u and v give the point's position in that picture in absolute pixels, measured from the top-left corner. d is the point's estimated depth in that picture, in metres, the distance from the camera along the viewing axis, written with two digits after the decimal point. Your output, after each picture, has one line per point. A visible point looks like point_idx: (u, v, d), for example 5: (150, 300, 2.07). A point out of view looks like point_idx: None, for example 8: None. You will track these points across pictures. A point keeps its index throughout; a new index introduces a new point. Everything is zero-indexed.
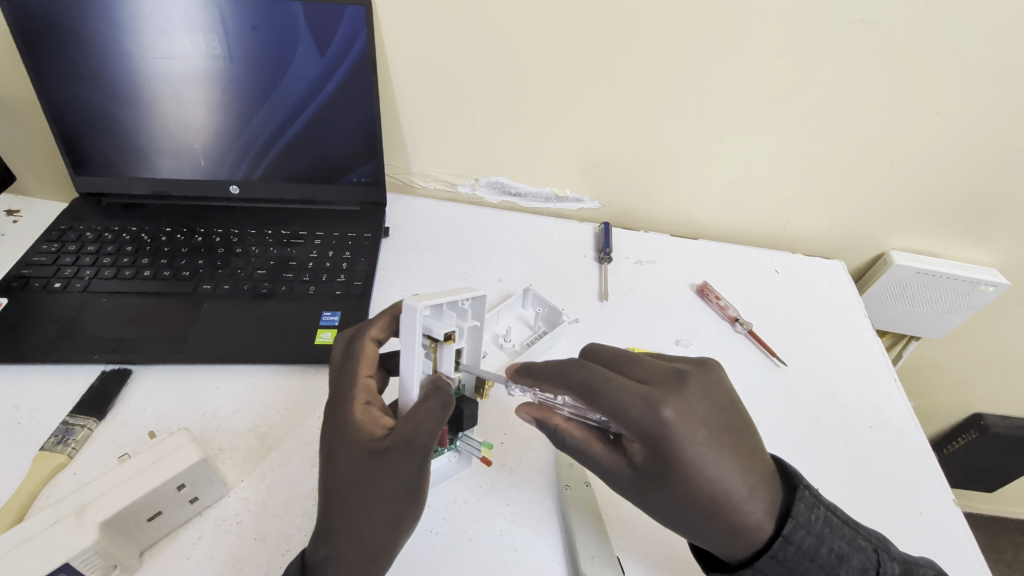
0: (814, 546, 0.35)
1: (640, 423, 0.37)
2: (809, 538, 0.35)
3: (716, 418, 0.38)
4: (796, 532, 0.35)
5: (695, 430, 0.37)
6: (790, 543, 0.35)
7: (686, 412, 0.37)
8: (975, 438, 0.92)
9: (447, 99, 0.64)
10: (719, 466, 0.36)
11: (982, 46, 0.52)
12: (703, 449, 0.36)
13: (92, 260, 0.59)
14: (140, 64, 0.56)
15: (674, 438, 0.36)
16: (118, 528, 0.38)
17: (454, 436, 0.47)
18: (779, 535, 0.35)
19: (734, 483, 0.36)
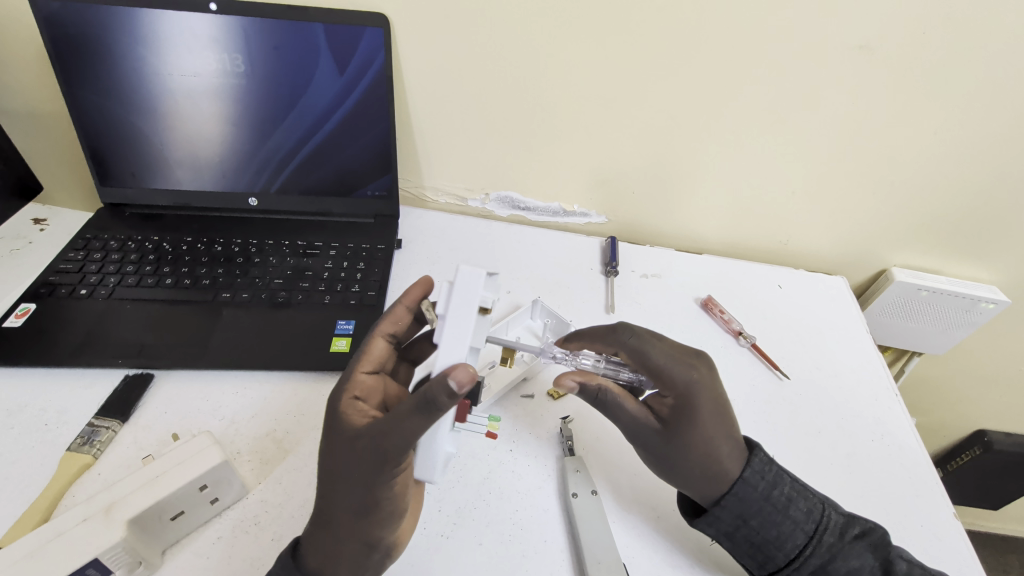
0: (768, 488, 0.44)
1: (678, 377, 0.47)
2: (763, 482, 0.44)
3: (719, 391, 0.48)
4: (753, 476, 0.44)
5: (712, 392, 0.47)
6: (749, 483, 0.44)
7: (707, 377, 0.47)
8: (979, 455, 0.92)
9: (460, 117, 0.66)
10: (721, 422, 0.46)
11: (978, 71, 0.54)
12: (715, 406, 0.46)
13: (116, 268, 0.61)
14: (167, 82, 0.59)
15: (697, 394, 0.46)
16: (143, 526, 0.40)
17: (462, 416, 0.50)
18: (741, 477, 0.44)
19: (726, 435, 0.46)
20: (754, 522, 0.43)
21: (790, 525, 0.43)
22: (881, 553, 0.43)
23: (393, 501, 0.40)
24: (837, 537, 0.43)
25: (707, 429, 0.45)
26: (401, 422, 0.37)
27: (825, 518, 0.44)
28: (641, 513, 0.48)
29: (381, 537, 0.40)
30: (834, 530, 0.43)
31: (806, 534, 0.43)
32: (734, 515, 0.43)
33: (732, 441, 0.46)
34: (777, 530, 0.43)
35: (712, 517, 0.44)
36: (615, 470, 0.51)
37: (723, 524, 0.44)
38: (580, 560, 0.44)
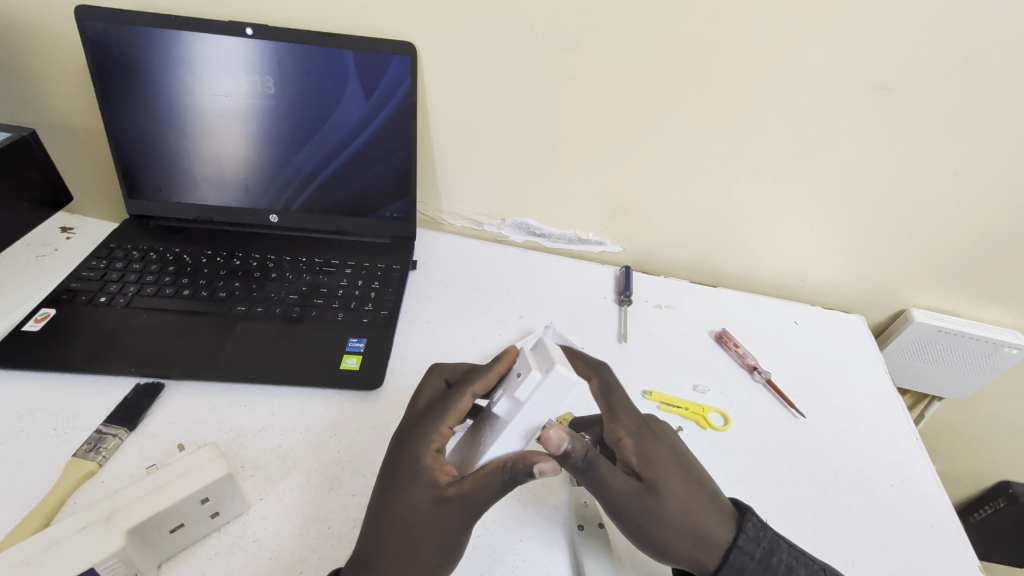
0: (764, 555, 0.42)
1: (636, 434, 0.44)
2: (759, 549, 0.42)
3: (678, 454, 0.46)
4: (748, 544, 0.42)
5: (665, 446, 0.45)
6: (744, 552, 0.42)
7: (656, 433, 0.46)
8: (1003, 507, 0.88)
9: (480, 144, 0.68)
10: (688, 478, 0.44)
11: (998, 115, 0.54)
12: (675, 461, 0.45)
13: (136, 278, 0.62)
14: (201, 101, 0.61)
15: (656, 450, 0.44)
16: (142, 537, 0.39)
17: None
18: (735, 545, 0.42)
19: (699, 491, 0.44)
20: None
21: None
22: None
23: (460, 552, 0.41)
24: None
25: (679, 489, 0.43)
26: (493, 485, 0.39)
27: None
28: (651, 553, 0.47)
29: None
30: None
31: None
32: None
33: (713, 502, 0.44)
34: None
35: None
36: None
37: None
38: None
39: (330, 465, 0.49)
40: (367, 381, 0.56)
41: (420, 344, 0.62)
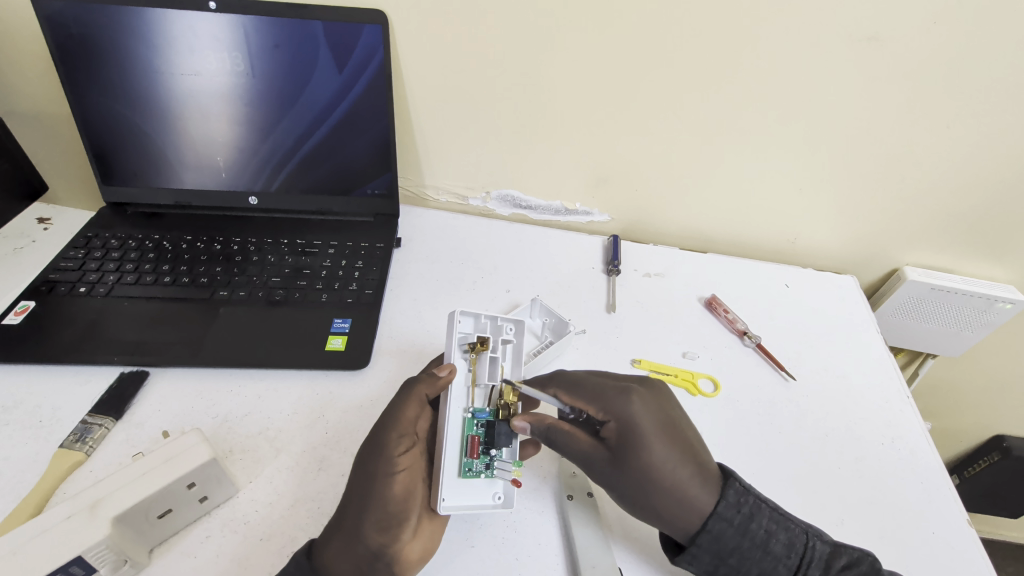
0: (743, 521, 0.42)
1: (616, 401, 0.46)
2: (739, 515, 0.42)
3: (664, 421, 0.46)
4: (728, 511, 0.42)
5: (652, 415, 0.46)
6: (723, 518, 0.42)
7: (647, 403, 0.47)
8: (997, 461, 0.89)
9: (460, 116, 0.66)
10: (670, 447, 0.44)
11: (994, 62, 0.52)
12: (658, 429, 0.45)
13: (115, 266, 0.61)
14: (168, 81, 0.59)
15: (635, 419, 0.45)
16: (129, 524, 0.39)
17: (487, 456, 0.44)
18: (714, 512, 0.42)
19: (681, 461, 0.44)
20: (732, 560, 0.42)
21: (771, 561, 0.41)
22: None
23: (389, 500, 0.41)
24: (822, 571, 0.41)
25: (656, 458, 0.43)
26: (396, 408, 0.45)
27: (808, 551, 0.42)
28: None
29: (381, 544, 0.40)
30: (819, 563, 0.41)
31: (788, 569, 0.41)
32: (712, 553, 0.42)
33: (699, 474, 0.43)
34: (758, 568, 0.41)
35: (691, 555, 0.42)
36: None
37: (702, 562, 0.42)
38: (574, 563, 0.43)
39: (318, 445, 0.49)
40: (353, 361, 0.55)
41: (405, 322, 0.62)
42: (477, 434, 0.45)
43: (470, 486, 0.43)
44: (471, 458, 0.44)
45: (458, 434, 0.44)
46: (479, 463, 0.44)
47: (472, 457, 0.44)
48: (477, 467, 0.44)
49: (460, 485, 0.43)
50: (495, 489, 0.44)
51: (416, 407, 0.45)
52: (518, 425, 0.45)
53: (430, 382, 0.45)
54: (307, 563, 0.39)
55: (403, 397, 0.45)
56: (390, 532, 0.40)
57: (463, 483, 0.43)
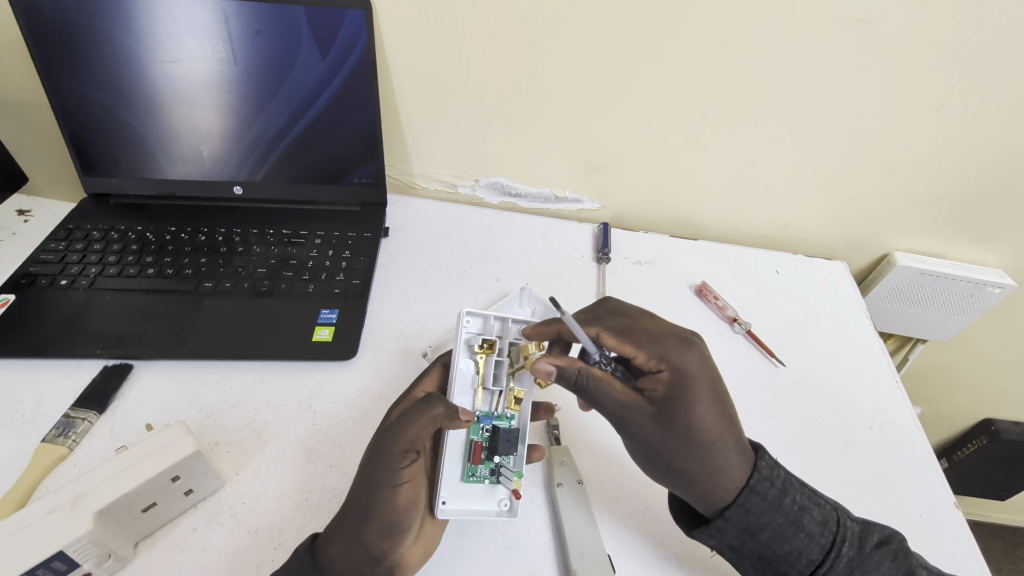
0: (777, 496, 0.41)
1: (674, 355, 0.42)
2: (773, 490, 0.41)
3: (718, 382, 0.42)
4: (761, 484, 0.41)
5: (707, 376, 0.42)
6: (756, 492, 0.41)
7: (704, 360, 0.42)
8: (986, 444, 0.90)
9: (447, 102, 0.65)
10: (717, 414, 0.41)
11: (983, 44, 0.51)
12: (712, 390, 0.42)
13: (97, 258, 0.60)
14: (148, 68, 0.57)
15: (694, 378, 0.41)
16: (113, 518, 0.39)
17: (489, 459, 0.44)
18: (748, 486, 0.41)
19: (726, 429, 0.41)
20: (762, 535, 0.40)
21: (804, 539, 0.41)
22: (903, 565, 0.40)
23: (391, 511, 0.39)
24: (856, 550, 0.40)
25: (703, 424, 0.41)
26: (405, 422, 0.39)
27: (841, 528, 0.41)
28: (634, 503, 0.47)
29: (383, 552, 0.39)
30: (853, 542, 0.41)
31: (822, 548, 0.40)
32: (740, 528, 0.41)
33: (738, 446, 0.42)
34: (790, 545, 0.40)
35: (714, 529, 0.41)
36: (601, 457, 0.50)
37: (727, 537, 0.41)
38: (564, 552, 0.43)
39: (305, 437, 0.49)
40: (340, 352, 0.55)
41: (394, 312, 0.61)
42: (481, 439, 0.44)
43: (474, 490, 0.44)
44: (475, 463, 0.44)
45: (461, 437, 0.44)
46: (483, 469, 0.44)
47: (475, 463, 0.44)
48: (481, 472, 0.44)
49: (463, 489, 0.43)
50: (501, 495, 0.44)
51: (425, 429, 0.39)
52: (541, 368, 0.42)
53: (449, 407, 0.40)
54: (311, 560, 0.38)
55: (417, 413, 0.39)
56: (391, 539, 0.39)
57: (466, 487, 0.44)
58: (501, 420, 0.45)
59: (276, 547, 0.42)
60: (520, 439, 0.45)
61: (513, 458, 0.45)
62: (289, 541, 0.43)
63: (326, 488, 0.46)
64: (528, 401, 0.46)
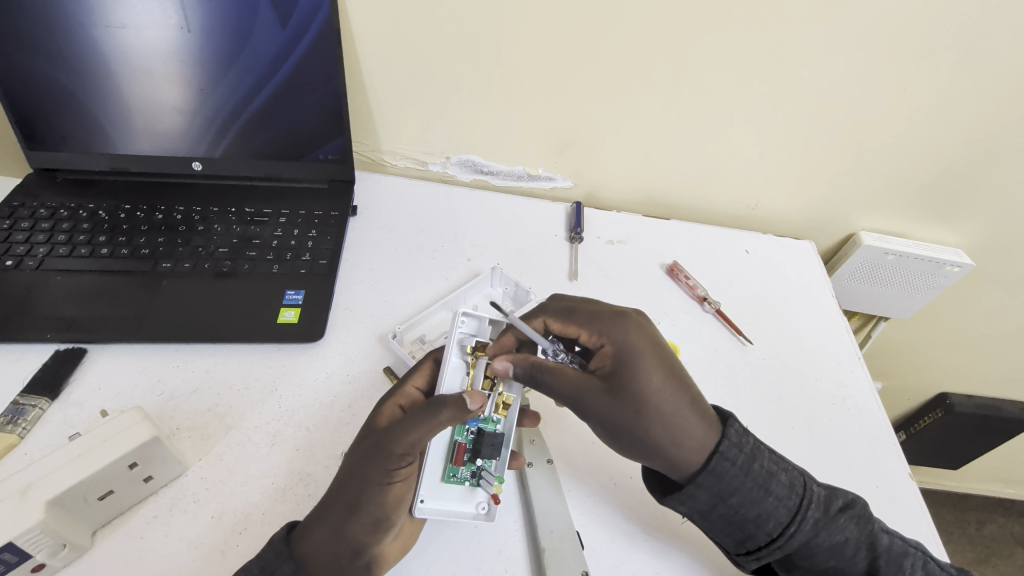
0: (747, 461, 0.42)
1: (612, 329, 0.44)
2: (741, 456, 0.42)
3: (664, 352, 0.44)
4: (731, 450, 0.42)
5: (647, 343, 0.44)
6: (726, 457, 0.42)
7: (640, 329, 0.45)
8: (940, 417, 0.93)
9: (415, 76, 0.62)
10: (666, 376, 0.43)
11: (950, 24, 0.52)
12: (657, 358, 0.43)
13: (46, 238, 0.57)
14: (92, 33, 0.53)
15: (635, 347, 0.43)
16: (67, 508, 0.37)
17: (472, 462, 0.43)
18: (717, 452, 0.42)
19: (679, 394, 0.42)
20: (733, 501, 0.41)
21: (772, 502, 0.41)
22: (866, 528, 0.42)
23: (382, 507, 0.38)
24: (822, 513, 0.42)
25: (655, 387, 0.42)
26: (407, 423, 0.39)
27: (807, 492, 0.42)
28: (602, 480, 0.47)
29: (365, 546, 0.38)
30: (819, 505, 0.42)
31: (789, 511, 0.41)
32: (711, 493, 0.41)
33: (696, 408, 0.42)
34: (759, 509, 0.41)
35: (686, 496, 0.41)
36: (572, 435, 0.50)
37: (698, 503, 0.41)
38: (533, 530, 0.44)
39: (270, 421, 0.48)
40: (306, 333, 0.53)
41: (362, 293, 0.60)
42: (465, 441, 0.43)
43: (454, 491, 0.43)
44: (456, 465, 0.43)
45: (446, 437, 0.43)
46: (464, 470, 0.43)
47: (456, 464, 0.43)
48: (462, 474, 0.43)
49: (442, 489, 0.42)
50: (480, 497, 0.43)
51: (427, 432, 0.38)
52: (496, 369, 0.42)
53: (458, 412, 0.38)
54: (286, 549, 0.38)
55: (424, 415, 0.38)
56: (375, 536, 0.38)
57: (445, 488, 0.43)
58: (487, 423, 0.44)
59: (241, 531, 0.42)
60: (505, 446, 0.43)
61: (496, 463, 0.43)
62: (254, 526, 0.42)
63: (291, 472, 0.45)
64: (517, 406, 0.45)
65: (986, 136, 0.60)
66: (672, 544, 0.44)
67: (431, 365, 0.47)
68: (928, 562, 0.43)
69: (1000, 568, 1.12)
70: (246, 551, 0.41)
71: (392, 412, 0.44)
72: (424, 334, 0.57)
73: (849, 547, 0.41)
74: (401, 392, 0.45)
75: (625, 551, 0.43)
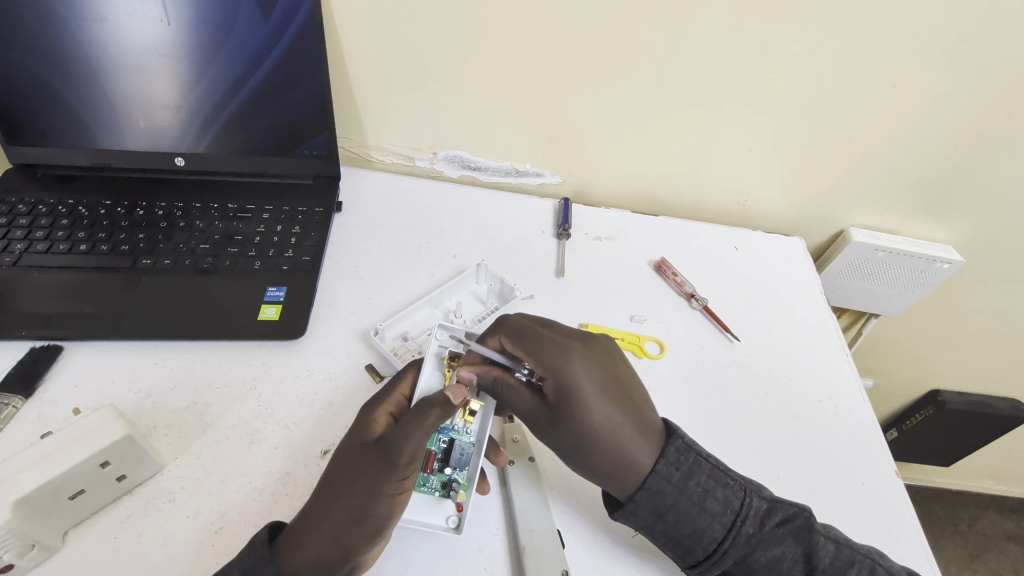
0: (682, 479, 0.41)
1: (552, 361, 0.43)
2: (677, 473, 0.41)
3: (609, 379, 0.43)
4: (665, 468, 0.41)
5: (593, 376, 0.43)
6: (661, 476, 0.41)
7: (590, 361, 0.43)
8: (932, 414, 0.93)
9: (401, 70, 0.62)
10: (614, 407, 0.42)
11: (940, 17, 0.51)
12: (600, 388, 0.42)
13: (24, 234, 0.56)
14: (70, 26, 0.52)
15: (576, 380, 0.42)
16: (36, 507, 0.37)
17: (442, 471, 0.43)
18: (655, 471, 0.41)
19: (621, 423, 0.42)
20: (670, 517, 0.40)
21: (707, 518, 0.41)
22: (804, 540, 0.41)
23: (383, 516, 0.38)
24: (757, 528, 0.41)
25: (602, 420, 0.42)
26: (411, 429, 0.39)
27: (744, 507, 0.41)
28: (584, 478, 0.47)
29: (356, 554, 0.38)
30: (755, 520, 0.41)
31: (724, 526, 0.41)
32: (650, 510, 0.41)
33: (640, 433, 0.42)
34: (694, 525, 0.40)
35: (628, 513, 0.41)
36: None
37: (640, 519, 0.41)
38: (513, 528, 0.43)
39: (250, 419, 0.47)
40: (289, 331, 0.53)
41: (345, 290, 0.59)
42: (436, 448, 0.43)
43: (423, 501, 0.43)
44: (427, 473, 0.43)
45: None
46: (435, 480, 0.43)
47: (426, 472, 0.43)
48: (432, 484, 0.43)
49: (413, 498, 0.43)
50: (448, 510, 0.42)
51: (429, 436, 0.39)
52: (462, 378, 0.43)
53: (444, 410, 0.39)
54: (267, 554, 0.37)
55: (415, 421, 0.39)
56: (370, 544, 0.38)
57: (415, 497, 0.43)
58: (458, 432, 0.44)
59: (216, 531, 0.41)
60: (476, 452, 0.43)
61: (468, 471, 0.43)
62: (230, 525, 0.41)
63: (269, 471, 0.44)
64: (486, 414, 0.45)
65: (976, 132, 0.59)
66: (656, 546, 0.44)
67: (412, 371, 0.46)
68: (877, 569, 0.41)
69: (992, 565, 1.12)
70: (222, 551, 0.40)
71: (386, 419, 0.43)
72: (407, 332, 0.56)
73: (786, 561, 0.41)
74: (389, 399, 0.44)
75: (606, 551, 0.43)
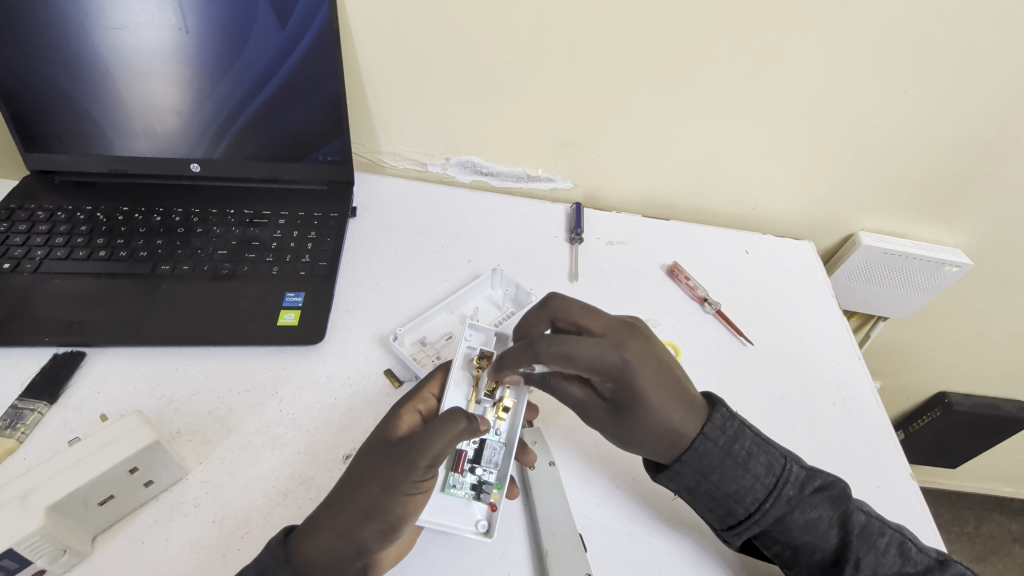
0: (727, 443, 0.43)
1: (609, 358, 0.43)
2: (724, 437, 0.43)
3: (656, 364, 0.45)
4: (713, 431, 0.43)
5: (644, 364, 0.44)
6: (708, 438, 0.43)
7: (638, 352, 0.45)
8: (939, 416, 0.93)
9: (415, 77, 0.62)
10: (667, 393, 0.44)
11: (947, 24, 0.52)
12: (653, 376, 0.44)
13: (43, 240, 0.57)
14: (86, 33, 0.52)
15: (632, 371, 0.43)
16: (67, 513, 0.37)
17: (472, 469, 0.44)
18: (700, 433, 0.43)
19: (672, 403, 0.44)
20: (714, 477, 0.42)
21: (749, 479, 0.42)
22: (840, 507, 0.42)
23: (397, 516, 0.38)
24: (797, 491, 0.42)
25: (652, 408, 0.43)
26: (435, 433, 0.39)
27: (785, 472, 0.43)
28: (602, 480, 0.47)
29: (369, 550, 0.38)
30: (795, 483, 0.43)
31: (766, 487, 0.42)
32: (695, 470, 0.43)
33: (688, 408, 0.44)
34: (737, 485, 0.42)
35: (672, 473, 0.43)
36: (572, 437, 0.50)
37: (684, 479, 0.43)
38: (535, 531, 0.44)
39: (271, 425, 0.48)
40: (306, 335, 0.53)
41: (363, 295, 0.60)
42: (467, 449, 0.45)
43: (452, 503, 0.43)
44: (457, 473, 0.44)
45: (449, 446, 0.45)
46: (466, 481, 0.44)
47: (458, 472, 0.44)
48: (462, 485, 0.44)
49: (441, 500, 0.43)
50: (479, 514, 0.43)
51: (448, 442, 0.39)
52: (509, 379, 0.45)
53: (471, 421, 0.40)
54: (284, 553, 0.37)
55: (439, 425, 0.39)
56: (382, 542, 0.38)
57: (444, 498, 0.43)
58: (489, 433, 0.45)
59: (242, 536, 0.41)
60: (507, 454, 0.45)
61: (497, 470, 0.44)
62: (256, 530, 0.42)
63: (290, 474, 0.45)
64: (518, 410, 0.46)
65: (984, 137, 0.60)
66: (677, 548, 0.44)
67: (440, 373, 0.47)
68: (905, 542, 0.42)
69: (998, 566, 1.13)
70: (247, 553, 0.41)
71: (411, 417, 0.44)
72: (425, 336, 0.57)
73: (822, 525, 0.42)
74: (418, 397, 0.45)
75: (630, 553, 0.43)
